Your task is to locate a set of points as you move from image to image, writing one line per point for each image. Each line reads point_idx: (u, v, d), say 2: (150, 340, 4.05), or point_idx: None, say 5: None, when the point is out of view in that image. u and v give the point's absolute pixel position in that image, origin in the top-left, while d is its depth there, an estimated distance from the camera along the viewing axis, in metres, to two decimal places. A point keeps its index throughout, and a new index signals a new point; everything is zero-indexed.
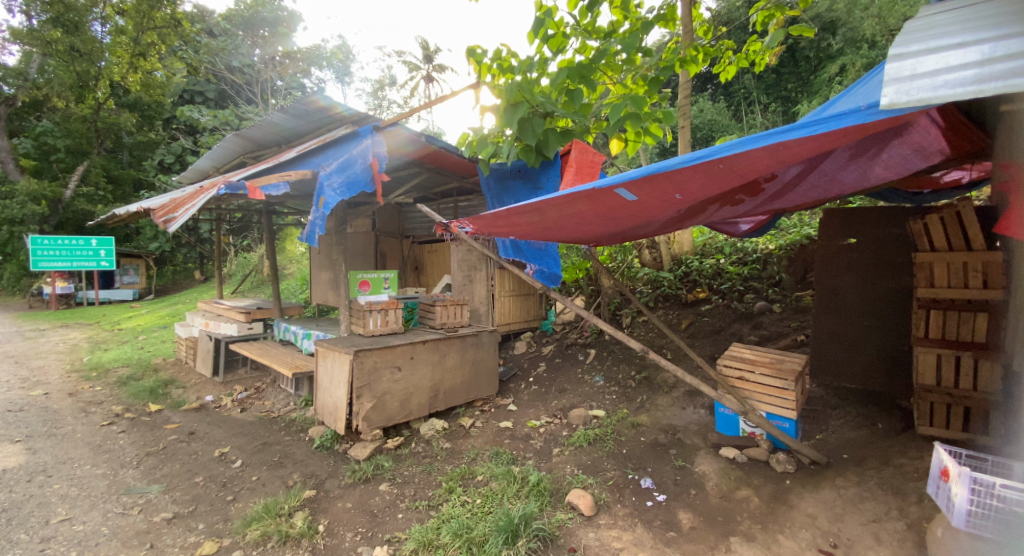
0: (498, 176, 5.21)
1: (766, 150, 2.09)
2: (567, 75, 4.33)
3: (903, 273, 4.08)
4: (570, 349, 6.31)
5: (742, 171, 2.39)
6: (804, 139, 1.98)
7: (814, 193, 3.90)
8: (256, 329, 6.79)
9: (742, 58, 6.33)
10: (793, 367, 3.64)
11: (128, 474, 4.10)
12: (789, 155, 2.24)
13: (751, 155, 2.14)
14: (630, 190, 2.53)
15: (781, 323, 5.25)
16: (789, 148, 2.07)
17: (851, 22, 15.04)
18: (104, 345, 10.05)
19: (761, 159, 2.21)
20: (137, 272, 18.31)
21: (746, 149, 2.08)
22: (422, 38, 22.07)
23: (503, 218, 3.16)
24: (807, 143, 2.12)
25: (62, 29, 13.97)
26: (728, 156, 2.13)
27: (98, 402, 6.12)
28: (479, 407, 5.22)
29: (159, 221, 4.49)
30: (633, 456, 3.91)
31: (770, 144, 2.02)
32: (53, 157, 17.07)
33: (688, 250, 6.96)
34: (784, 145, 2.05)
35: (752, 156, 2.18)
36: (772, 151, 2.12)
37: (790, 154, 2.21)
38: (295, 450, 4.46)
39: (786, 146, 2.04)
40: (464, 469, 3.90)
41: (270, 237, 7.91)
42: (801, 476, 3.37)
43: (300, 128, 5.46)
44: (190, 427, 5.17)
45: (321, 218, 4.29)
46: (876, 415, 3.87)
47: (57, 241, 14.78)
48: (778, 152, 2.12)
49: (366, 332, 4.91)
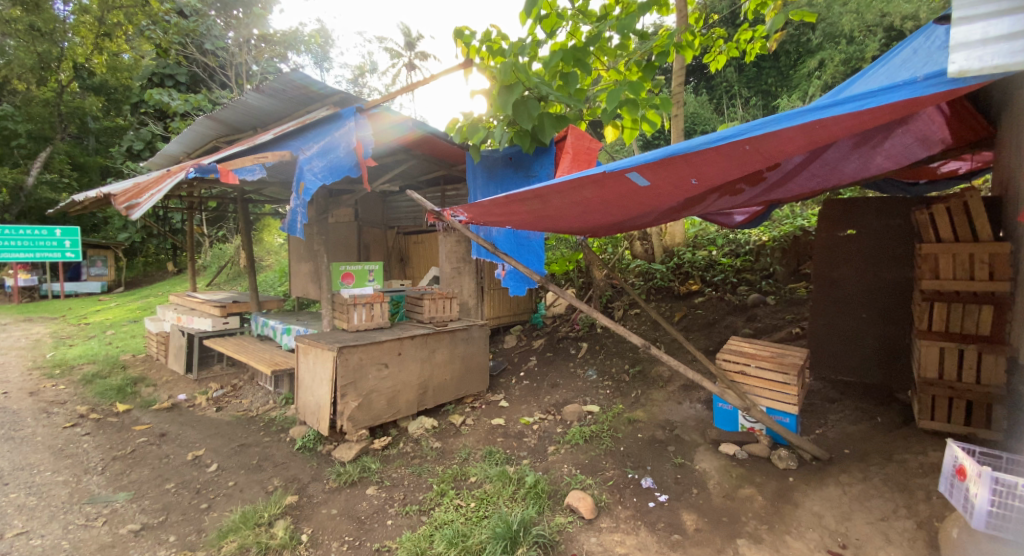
0: (487, 164, 4.97)
1: (800, 128, 1.90)
2: (562, 57, 4.19)
3: (904, 265, 4.01)
4: (561, 342, 6.17)
5: (765, 154, 2.21)
6: (846, 115, 1.79)
7: (812, 183, 3.79)
8: (232, 323, 6.47)
9: (734, 47, 6.17)
10: (796, 361, 3.53)
11: (93, 480, 3.80)
12: (817, 136, 2.07)
13: (783, 135, 1.95)
14: (642, 174, 2.33)
15: (776, 315, 5.20)
16: (827, 126, 1.89)
17: (830, 18, 15.07)
18: (68, 341, 9.52)
19: (791, 140, 2.03)
20: (105, 263, 17.49)
21: (781, 128, 1.89)
22: (403, 25, 21.49)
23: (501, 205, 2.95)
24: (845, 121, 1.93)
25: (21, 7, 13.60)
26: (759, 135, 1.94)
27: (61, 402, 5.73)
28: (469, 404, 5.02)
29: (120, 207, 4.13)
30: (632, 454, 3.78)
31: (808, 122, 1.83)
32: (14, 142, 16.22)
33: (681, 241, 6.76)
34: (819, 124, 1.86)
35: (781, 136, 2.00)
36: (804, 130, 1.94)
37: (820, 135, 2.03)
38: (276, 452, 4.21)
39: (824, 123, 1.85)
40: (456, 470, 3.72)
41: (245, 227, 7.51)
42: (804, 472, 3.27)
43: (277, 110, 5.11)
44: (162, 428, 4.87)
45: (303, 207, 4.11)
46: (875, 408, 3.82)
47: (17, 231, 13.98)
48: (811, 131, 1.95)
49: (350, 327, 4.68)
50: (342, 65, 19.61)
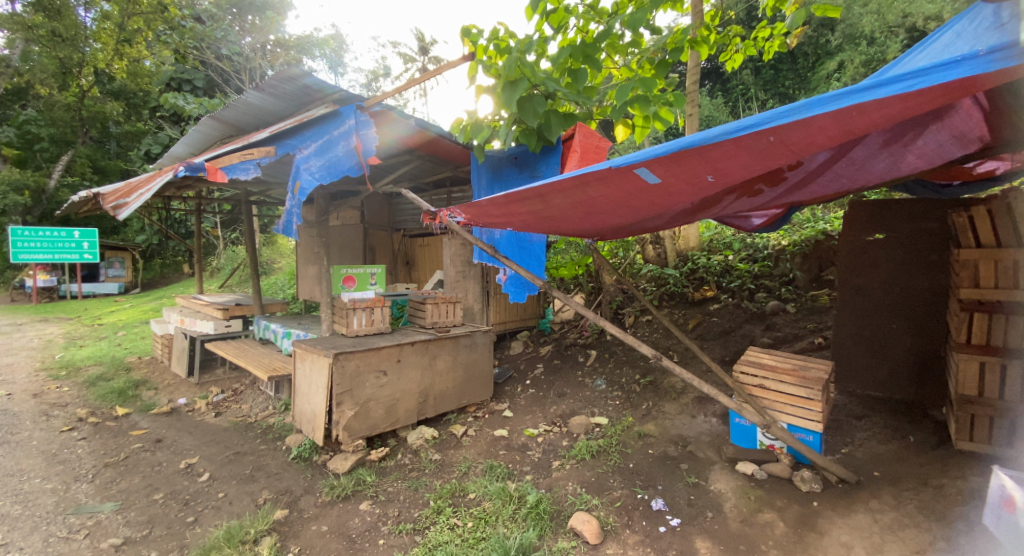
0: (493, 164, 4.80)
1: (834, 115, 1.68)
2: (571, 53, 4.06)
3: (939, 272, 3.72)
4: (569, 349, 5.96)
5: (791, 148, 1.99)
6: (890, 98, 1.57)
7: (837, 184, 3.54)
8: (234, 326, 6.39)
9: (751, 45, 5.89)
10: (820, 375, 3.26)
11: (82, 489, 3.69)
12: (852, 126, 1.85)
13: (814, 123, 1.73)
14: (652, 170, 2.12)
15: (796, 324, 4.92)
16: (865, 112, 1.67)
17: (850, 18, 14.55)
18: (79, 342, 9.59)
19: (823, 129, 1.81)
20: (123, 265, 17.74)
21: (813, 115, 1.67)
22: (417, 29, 21.32)
23: (500, 205, 2.76)
24: (887, 108, 1.71)
25: (44, 14, 13.73)
26: (786, 124, 1.72)
27: (62, 404, 5.67)
28: (472, 413, 4.84)
29: (108, 207, 4.06)
30: (642, 472, 3.54)
31: (844, 106, 1.61)
32: (37, 145, 16.59)
33: (695, 245, 6.50)
34: (858, 109, 1.64)
35: (811, 125, 1.78)
36: (838, 118, 1.73)
37: (856, 124, 1.81)
38: (270, 462, 4.06)
39: (862, 109, 1.64)
40: (454, 484, 3.53)
41: (250, 229, 7.43)
42: (830, 496, 3.01)
43: (277, 110, 5.01)
44: (158, 434, 4.77)
45: (298, 206, 4.02)
46: (906, 426, 3.53)
47: (37, 232, 14.22)
48: (847, 119, 1.73)
49: (349, 333, 4.55)
50: (355, 70, 19.65)
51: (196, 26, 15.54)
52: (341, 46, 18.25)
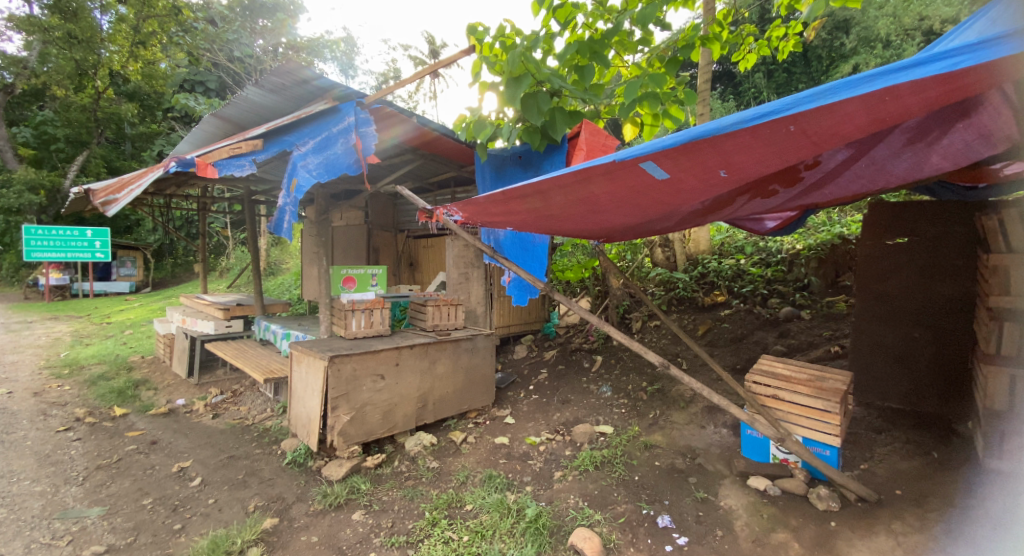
0: (498, 162, 4.69)
1: (864, 100, 1.52)
2: (577, 49, 3.92)
3: (966, 278, 3.51)
4: (574, 355, 5.80)
5: (813, 139, 1.84)
6: (930, 79, 1.43)
7: (855, 185, 3.35)
8: (235, 327, 6.31)
9: (763, 45, 5.68)
10: (838, 386, 3.07)
11: (70, 492, 3.61)
12: (881, 115, 1.69)
13: (841, 109, 1.57)
14: (660, 163, 1.98)
15: (811, 331, 4.72)
16: (898, 97, 1.52)
17: (865, 22, 14.28)
18: (86, 340, 9.60)
19: (850, 118, 1.66)
20: (134, 264, 17.88)
21: (840, 99, 1.51)
22: (429, 33, 21.26)
23: (498, 203, 2.64)
24: (923, 93, 1.55)
25: (60, 15, 13.85)
26: (810, 110, 1.56)
27: (61, 404, 5.62)
28: (473, 419, 4.70)
29: (98, 202, 4.06)
30: (647, 485, 3.37)
31: (875, 89, 1.46)
32: (53, 146, 16.79)
33: (705, 249, 6.37)
34: (892, 93, 1.49)
35: (836, 111, 1.63)
36: (868, 104, 1.57)
37: (886, 112, 1.66)
38: (264, 467, 3.96)
39: (895, 93, 1.48)
40: (451, 495, 3.38)
41: (254, 229, 7.36)
42: (849, 516, 2.82)
43: (277, 107, 4.94)
44: (153, 435, 4.68)
45: (293, 204, 3.93)
46: (929, 442, 3.33)
47: (50, 231, 14.35)
48: (877, 106, 1.58)
49: (348, 334, 4.44)
50: (365, 72, 19.72)
51: (209, 27, 15.59)
52: (351, 49, 18.17)
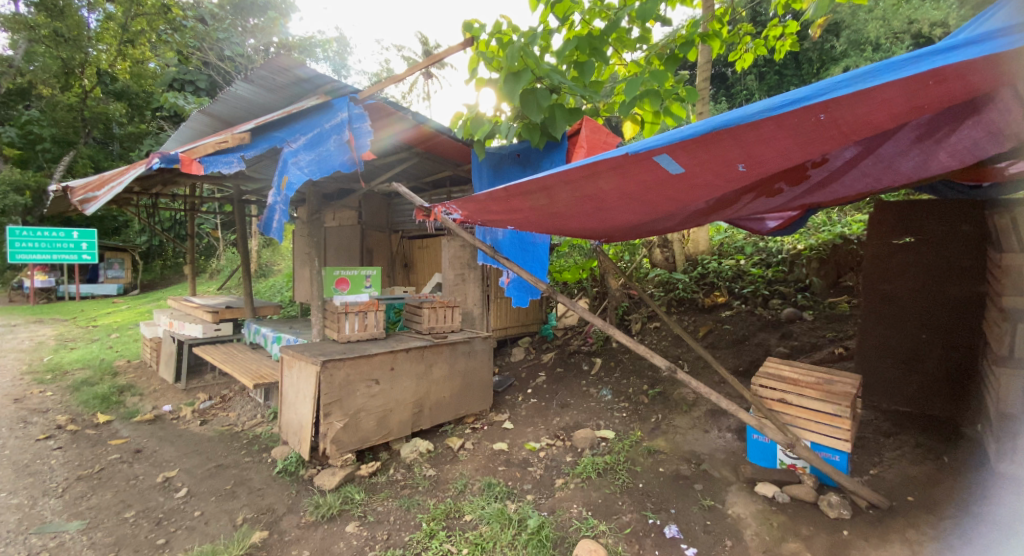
0: (495, 161, 4.59)
1: (905, 84, 1.42)
2: (576, 45, 3.83)
3: (973, 279, 3.46)
4: (572, 357, 5.70)
5: (842, 129, 1.74)
6: (980, 60, 1.32)
7: (860, 184, 3.28)
8: (224, 330, 6.15)
9: (760, 44, 5.59)
10: (846, 390, 3.00)
11: (49, 505, 3.44)
12: (921, 102, 1.59)
13: (879, 95, 1.47)
14: (676, 156, 1.87)
15: (814, 333, 4.65)
16: (943, 81, 1.42)
17: (855, 25, 14.20)
18: (71, 344, 9.36)
19: (886, 105, 1.56)
20: (122, 266, 17.57)
21: (881, 83, 1.41)
22: (423, 34, 21.16)
23: (499, 200, 2.52)
24: (967, 78, 1.45)
25: (46, 13, 13.58)
26: (847, 95, 1.45)
27: (43, 411, 5.42)
28: (470, 424, 4.57)
29: (77, 200, 3.91)
30: (652, 493, 3.27)
31: (921, 71, 1.35)
32: (39, 146, 16.44)
33: (705, 249, 6.29)
34: (937, 77, 1.39)
35: (872, 98, 1.52)
36: (908, 89, 1.47)
37: (924, 99, 1.56)
38: (253, 476, 3.80)
39: (941, 76, 1.38)
40: (449, 505, 3.26)
41: (244, 229, 7.19)
42: (861, 524, 2.73)
43: (267, 103, 4.79)
44: (138, 443, 4.50)
45: (284, 203, 3.79)
46: (938, 445, 3.26)
47: (35, 233, 14.03)
48: (919, 91, 1.48)
49: (341, 338, 4.30)
50: (358, 72, 19.56)
51: (199, 26, 15.32)
52: (343, 49, 17.99)
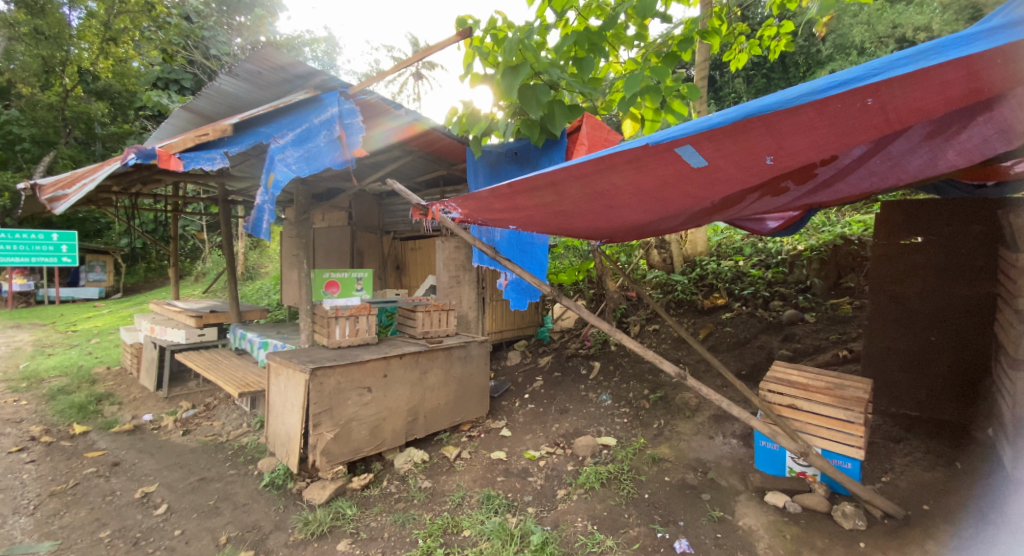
0: (491, 160, 4.45)
1: (968, 63, 1.30)
2: (575, 40, 3.69)
3: (983, 280, 3.38)
4: (569, 361, 5.56)
5: (885, 117, 1.62)
6: None
7: (867, 183, 3.19)
8: (208, 335, 5.92)
9: (756, 45, 5.52)
10: (859, 394, 2.88)
11: (18, 524, 3.22)
12: (976, 85, 1.47)
13: (939, 76, 1.34)
14: (704, 147, 1.74)
15: (817, 335, 4.56)
16: (1010, 62, 1.29)
17: (841, 30, 14.52)
18: (48, 350, 9.00)
19: (940, 88, 1.44)
20: (104, 269, 17.10)
21: (944, 61, 1.28)
22: (412, 35, 21.04)
23: (504, 198, 2.38)
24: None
25: (25, 10, 13.00)
26: (904, 75, 1.33)
27: (15, 421, 5.15)
28: (466, 432, 4.41)
29: (46, 198, 3.71)
30: (659, 504, 3.14)
31: (991, 48, 1.23)
32: (19, 146, 15.75)
33: (702, 250, 6.21)
34: (1006, 55, 1.27)
35: (927, 81, 1.40)
36: (970, 71, 1.34)
37: (980, 84, 1.44)
38: (238, 491, 3.61)
39: (1010, 55, 1.26)
40: (446, 519, 3.10)
41: (229, 230, 6.95)
42: (878, 535, 2.61)
43: (251, 97, 4.60)
44: (116, 456, 4.27)
45: (270, 201, 3.58)
46: (950, 451, 3.18)
47: (13, 235, 13.54)
48: (981, 73, 1.35)
49: (331, 344, 4.12)
50: (347, 72, 19.35)
51: (184, 24, 14.92)
52: (332, 49, 17.78)
